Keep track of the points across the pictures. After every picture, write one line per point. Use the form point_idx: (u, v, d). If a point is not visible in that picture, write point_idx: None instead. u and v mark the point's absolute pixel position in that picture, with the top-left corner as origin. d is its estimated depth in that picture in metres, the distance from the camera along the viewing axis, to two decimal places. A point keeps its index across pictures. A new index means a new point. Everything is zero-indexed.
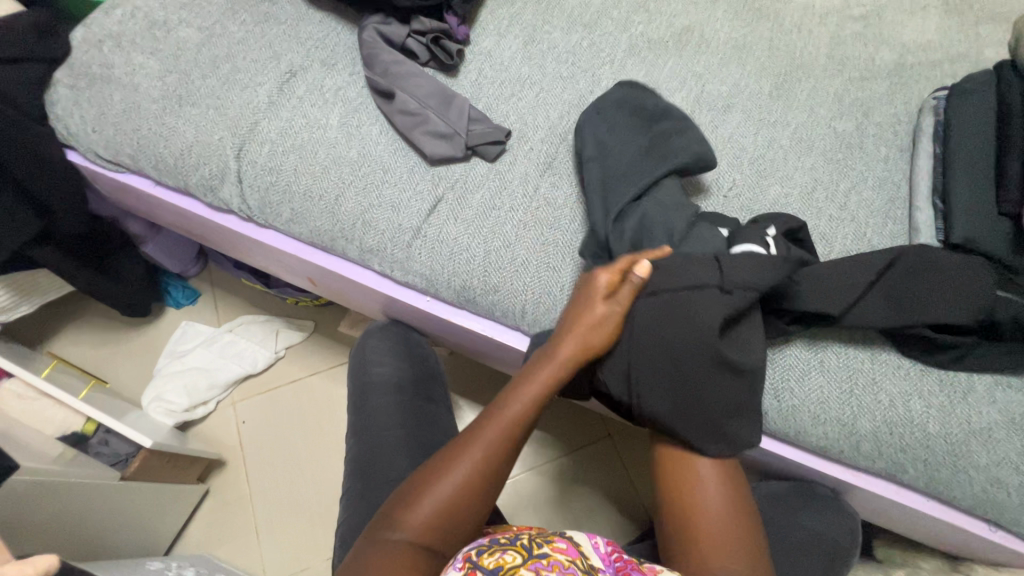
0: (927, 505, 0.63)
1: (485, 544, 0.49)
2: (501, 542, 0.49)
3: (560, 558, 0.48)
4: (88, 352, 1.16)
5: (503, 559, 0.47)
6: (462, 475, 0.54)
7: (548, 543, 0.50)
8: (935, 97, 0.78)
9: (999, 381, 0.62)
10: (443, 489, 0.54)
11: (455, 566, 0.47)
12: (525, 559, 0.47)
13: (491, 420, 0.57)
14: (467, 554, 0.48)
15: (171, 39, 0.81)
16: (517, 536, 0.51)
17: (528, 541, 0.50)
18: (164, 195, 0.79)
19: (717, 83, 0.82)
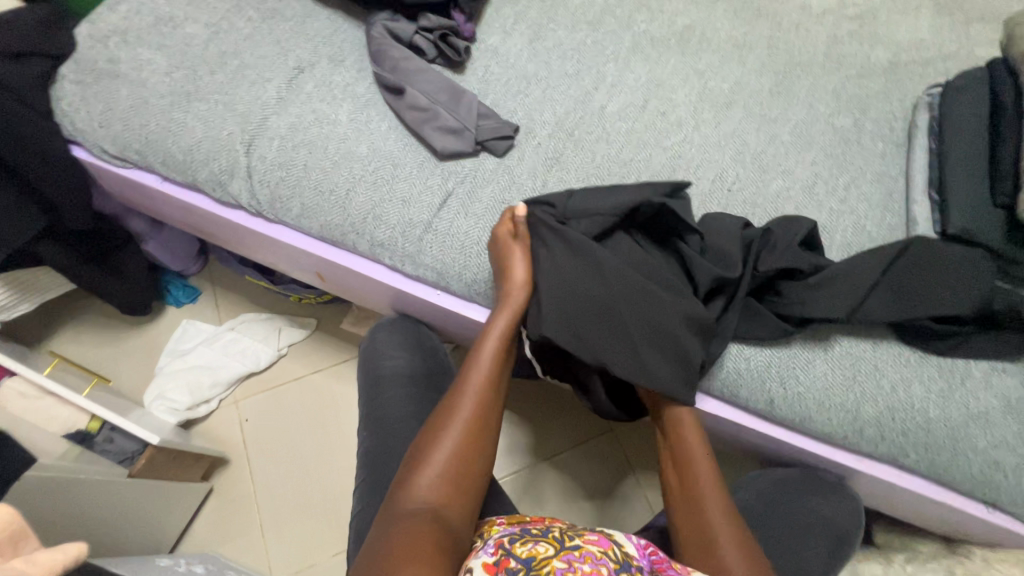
0: (927, 487, 0.65)
1: (518, 534, 0.51)
2: (534, 534, 0.51)
3: (591, 550, 0.48)
4: (88, 352, 1.15)
5: (535, 550, 0.48)
6: (457, 424, 0.59)
7: (579, 536, 0.50)
8: (928, 94, 0.81)
9: (994, 366, 0.65)
10: (447, 443, 0.57)
11: (488, 552, 0.49)
12: (557, 550, 0.47)
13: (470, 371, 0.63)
14: (500, 542, 0.50)
15: (178, 35, 0.81)
16: (549, 530, 0.52)
17: (560, 534, 0.50)
18: (171, 191, 0.78)
19: (719, 80, 0.84)
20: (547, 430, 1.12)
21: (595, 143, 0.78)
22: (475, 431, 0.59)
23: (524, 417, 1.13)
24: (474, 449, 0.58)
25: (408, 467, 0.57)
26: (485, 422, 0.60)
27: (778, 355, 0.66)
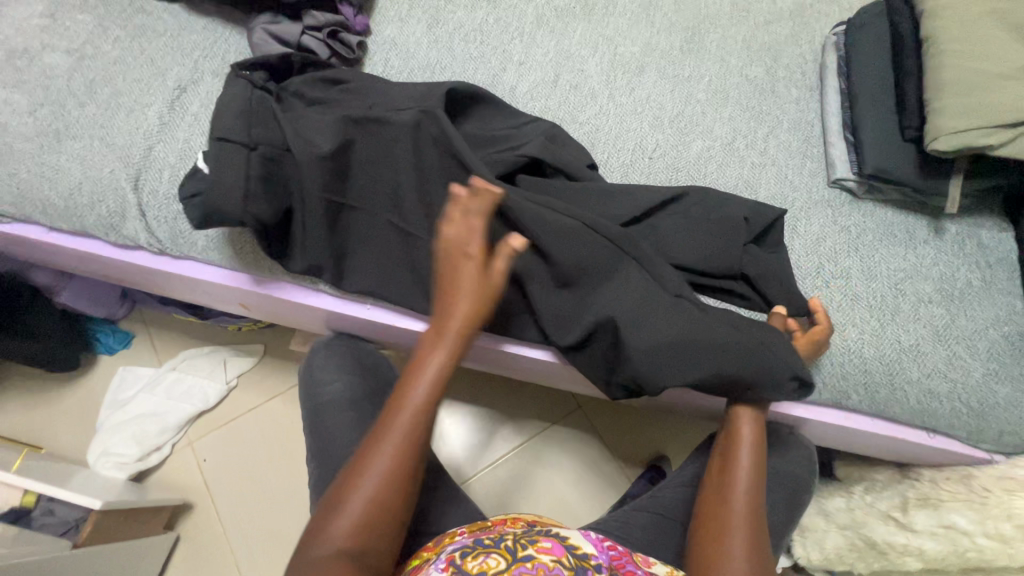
0: (872, 423, 0.67)
1: (470, 547, 0.49)
2: (486, 545, 0.49)
3: (544, 560, 0.47)
4: (20, 418, 1.07)
5: (487, 564, 0.47)
6: (354, 499, 0.48)
7: (532, 544, 0.49)
8: (834, 33, 0.80)
9: (920, 299, 0.66)
10: (355, 502, 0.48)
11: (439, 568, 0.48)
12: (508, 563, 0.47)
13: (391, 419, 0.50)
14: (451, 557, 0.49)
15: (36, 68, 0.73)
16: (502, 538, 0.51)
17: (512, 543, 0.49)
18: (60, 241, 0.71)
19: (629, 44, 0.81)
20: (515, 416, 1.12)
21: None
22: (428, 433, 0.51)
23: (492, 409, 1.12)
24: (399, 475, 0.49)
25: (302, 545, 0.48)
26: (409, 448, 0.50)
27: None
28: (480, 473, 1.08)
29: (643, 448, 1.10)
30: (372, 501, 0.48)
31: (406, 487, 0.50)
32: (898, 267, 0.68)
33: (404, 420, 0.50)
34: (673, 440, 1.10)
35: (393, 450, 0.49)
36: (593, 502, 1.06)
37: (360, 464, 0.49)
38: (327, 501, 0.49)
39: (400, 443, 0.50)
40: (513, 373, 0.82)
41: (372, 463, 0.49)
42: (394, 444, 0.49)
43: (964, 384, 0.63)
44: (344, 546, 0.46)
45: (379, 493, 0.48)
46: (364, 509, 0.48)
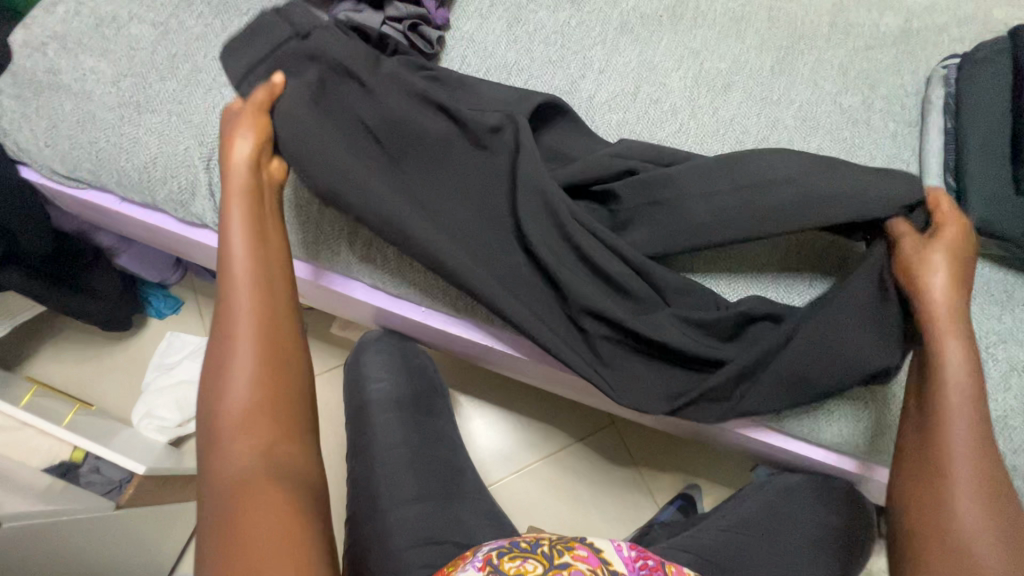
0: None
1: (506, 548, 0.51)
2: (522, 547, 0.51)
3: (581, 567, 0.49)
4: (72, 371, 1.11)
5: (524, 568, 0.48)
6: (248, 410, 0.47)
7: (568, 550, 0.50)
8: (944, 66, 0.74)
9: (1014, 366, 0.61)
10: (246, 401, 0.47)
11: (475, 567, 0.49)
12: (546, 568, 0.48)
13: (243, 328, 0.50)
14: (487, 557, 0.50)
15: (123, 38, 0.74)
16: (537, 543, 0.52)
17: (549, 548, 0.51)
18: (132, 212, 0.73)
19: (716, 61, 0.77)
20: (544, 426, 1.12)
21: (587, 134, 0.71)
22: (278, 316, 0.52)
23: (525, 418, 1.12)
24: (272, 349, 0.50)
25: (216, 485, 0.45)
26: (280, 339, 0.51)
27: None
28: (507, 478, 1.08)
29: (674, 473, 1.07)
30: (258, 379, 0.48)
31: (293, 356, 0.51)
32: (991, 330, 0.63)
33: (257, 322, 0.51)
34: (707, 470, 1.07)
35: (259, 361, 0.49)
36: (617, 521, 1.05)
37: (229, 333, 0.50)
38: (212, 368, 0.50)
39: (256, 319, 0.51)
40: (555, 388, 0.81)
41: (236, 335, 0.50)
42: (245, 321, 0.50)
43: None
44: (238, 434, 0.46)
45: (269, 374, 0.49)
46: (262, 402, 0.48)
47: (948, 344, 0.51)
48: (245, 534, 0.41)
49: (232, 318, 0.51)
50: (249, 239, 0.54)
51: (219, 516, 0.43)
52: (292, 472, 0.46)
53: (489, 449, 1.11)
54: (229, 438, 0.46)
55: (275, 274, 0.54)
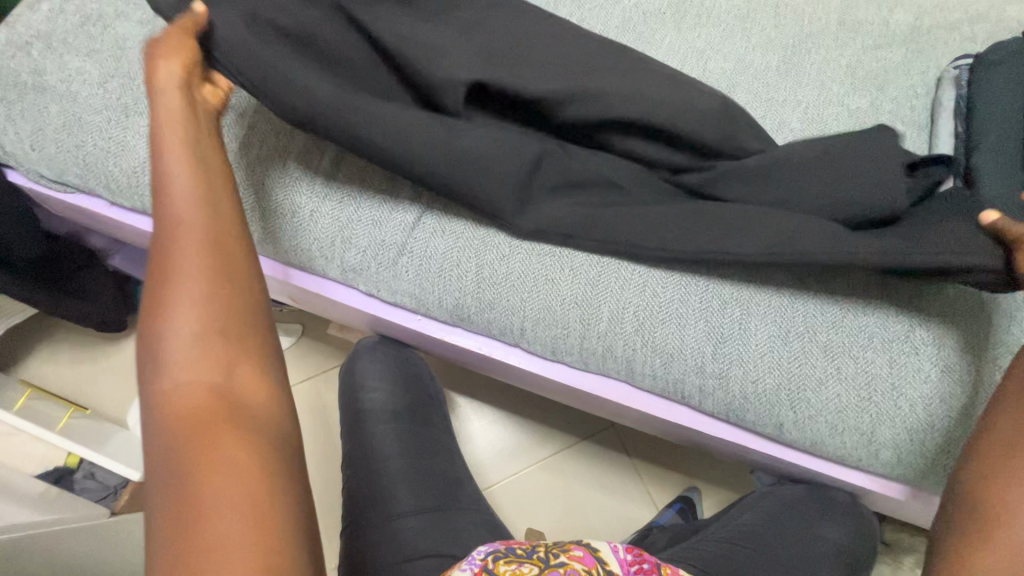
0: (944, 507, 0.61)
1: (501, 551, 0.51)
2: (519, 552, 0.51)
3: (576, 567, 0.49)
4: (67, 372, 1.10)
5: (519, 570, 0.48)
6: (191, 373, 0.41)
7: (564, 551, 0.50)
8: (955, 66, 0.72)
9: None
10: (190, 358, 0.42)
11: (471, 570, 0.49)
12: (542, 569, 0.48)
13: (181, 267, 0.44)
14: (483, 560, 0.50)
15: (109, 37, 0.72)
16: (534, 546, 0.52)
17: (545, 551, 0.51)
18: (122, 217, 0.71)
19: (720, 60, 0.75)
20: (543, 427, 1.11)
21: None
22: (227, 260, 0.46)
23: (524, 419, 1.11)
24: (218, 292, 0.44)
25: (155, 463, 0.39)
26: (238, 286, 0.46)
27: (788, 377, 0.60)
28: (506, 480, 1.08)
29: (674, 475, 1.07)
30: (203, 350, 0.42)
31: (236, 292, 0.45)
32: None
33: (202, 269, 0.45)
34: (707, 472, 1.06)
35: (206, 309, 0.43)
36: (616, 523, 1.04)
37: (164, 302, 0.43)
38: (149, 298, 0.44)
39: (199, 272, 0.44)
40: (554, 394, 0.80)
41: (174, 300, 0.43)
42: (183, 262, 0.44)
43: None
44: (186, 410, 0.40)
45: (212, 323, 0.43)
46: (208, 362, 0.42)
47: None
48: (204, 486, 0.37)
49: (170, 275, 0.44)
50: (188, 164, 0.48)
51: (164, 442, 0.39)
52: (251, 413, 0.41)
53: (488, 450, 1.11)
54: (176, 348, 0.42)
55: (226, 207, 0.48)
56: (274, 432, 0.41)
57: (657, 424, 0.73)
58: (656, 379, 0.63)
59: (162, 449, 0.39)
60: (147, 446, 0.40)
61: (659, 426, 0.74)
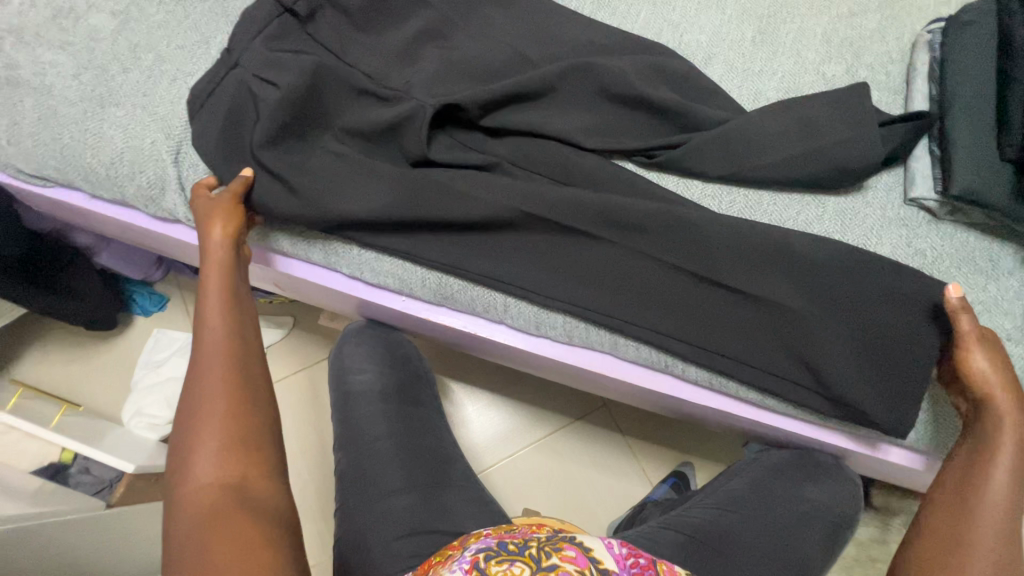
0: (909, 458, 0.63)
1: (493, 550, 0.49)
2: (510, 550, 0.49)
3: (568, 569, 0.46)
4: (60, 371, 1.11)
5: (510, 572, 0.46)
6: (202, 468, 0.47)
7: (557, 552, 0.48)
8: (929, 30, 0.72)
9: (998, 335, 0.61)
10: (205, 450, 0.48)
11: (461, 570, 0.47)
12: (532, 571, 0.46)
13: (206, 374, 0.52)
14: (474, 558, 0.48)
15: (82, 29, 0.71)
16: (526, 544, 0.50)
17: (536, 550, 0.49)
18: (102, 209, 0.71)
19: (696, 32, 0.75)
20: (536, 410, 1.12)
21: (564, 112, 0.69)
22: (240, 374, 0.52)
23: (518, 402, 1.12)
24: (237, 403, 0.51)
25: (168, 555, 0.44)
26: (250, 393, 0.52)
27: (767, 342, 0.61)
28: (501, 462, 1.09)
29: (668, 452, 1.08)
30: (221, 459, 0.47)
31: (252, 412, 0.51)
32: (975, 299, 0.62)
33: (221, 379, 0.51)
34: (700, 448, 1.08)
35: (220, 410, 0.50)
36: (612, 501, 1.05)
37: (197, 409, 0.50)
38: (180, 417, 0.51)
39: (227, 386, 0.51)
40: (542, 372, 0.81)
41: (200, 419, 0.49)
42: (209, 387, 0.51)
43: None
44: (197, 505, 0.45)
45: (233, 436, 0.49)
46: (217, 453, 0.48)
47: (1004, 445, 0.50)
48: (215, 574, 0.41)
49: (195, 386, 0.52)
50: (224, 304, 0.56)
51: (180, 533, 0.44)
52: (258, 502, 0.46)
53: (483, 434, 1.11)
54: (192, 447, 0.49)
55: (250, 335, 0.56)
56: (276, 521, 0.46)
57: (644, 397, 0.74)
58: (641, 349, 0.64)
59: (177, 548, 0.44)
60: (166, 540, 0.45)
61: (646, 399, 0.74)
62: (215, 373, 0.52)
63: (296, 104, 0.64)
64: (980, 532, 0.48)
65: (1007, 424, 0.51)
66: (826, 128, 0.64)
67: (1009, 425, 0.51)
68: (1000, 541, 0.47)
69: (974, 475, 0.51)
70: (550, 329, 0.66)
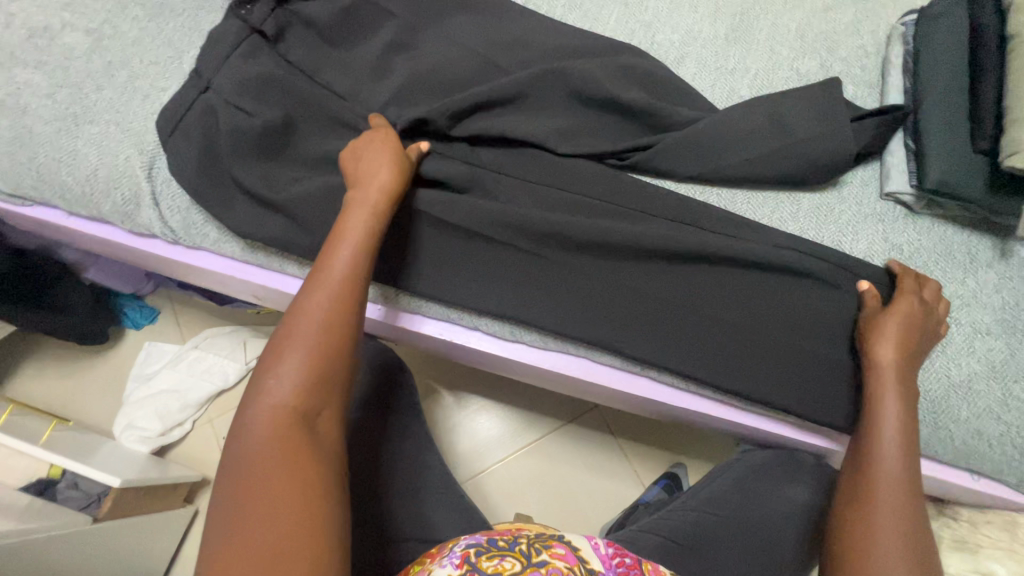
0: None
1: (484, 546, 0.49)
2: (501, 545, 0.49)
3: (558, 565, 0.47)
4: (53, 387, 1.12)
5: (501, 566, 0.46)
6: (280, 391, 0.47)
7: (546, 549, 0.49)
8: (903, 23, 0.71)
9: (977, 329, 0.60)
10: (286, 374, 0.48)
11: (453, 565, 0.48)
12: (524, 566, 0.47)
13: (299, 303, 0.52)
14: (465, 554, 0.48)
15: (56, 48, 0.72)
16: (515, 540, 0.50)
17: (527, 546, 0.49)
18: (80, 225, 0.72)
19: (669, 32, 0.75)
20: (525, 413, 1.11)
21: (535, 116, 0.69)
22: (334, 305, 0.52)
23: (508, 406, 1.12)
24: (323, 337, 0.50)
25: (232, 464, 0.45)
26: (339, 327, 0.51)
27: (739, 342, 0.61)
28: (492, 467, 1.09)
29: (659, 453, 1.07)
30: (304, 390, 0.48)
31: (337, 362, 0.50)
32: (954, 293, 0.62)
33: (311, 308, 0.51)
34: (692, 448, 1.07)
35: (306, 340, 0.50)
36: (604, 503, 1.05)
37: (286, 332, 0.50)
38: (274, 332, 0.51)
39: (319, 317, 0.51)
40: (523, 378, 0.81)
41: (292, 342, 0.49)
42: (305, 318, 0.51)
43: (1020, 427, 0.57)
44: (270, 428, 0.46)
45: (317, 371, 0.49)
46: (298, 381, 0.48)
47: (888, 401, 0.54)
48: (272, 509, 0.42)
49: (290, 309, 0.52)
50: (363, 238, 0.56)
51: (252, 449, 0.45)
52: (317, 443, 0.47)
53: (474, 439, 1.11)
54: (275, 367, 0.49)
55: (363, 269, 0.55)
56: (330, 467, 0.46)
57: (624, 400, 0.73)
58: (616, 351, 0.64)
59: (239, 459, 0.45)
60: (237, 449, 0.45)
61: (626, 401, 0.74)
62: (308, 301, 0.52)
63: (267, 118, 0.65)
64: (883, 486, 0.51)
65: (886, 377, 0.54)
66: (798, 124, 0.64)
67: (885, 373, 0.54)
68: (904, 486, 0.51)
69: (866, 434, 0.55)
70: (526, 334, 0.66)
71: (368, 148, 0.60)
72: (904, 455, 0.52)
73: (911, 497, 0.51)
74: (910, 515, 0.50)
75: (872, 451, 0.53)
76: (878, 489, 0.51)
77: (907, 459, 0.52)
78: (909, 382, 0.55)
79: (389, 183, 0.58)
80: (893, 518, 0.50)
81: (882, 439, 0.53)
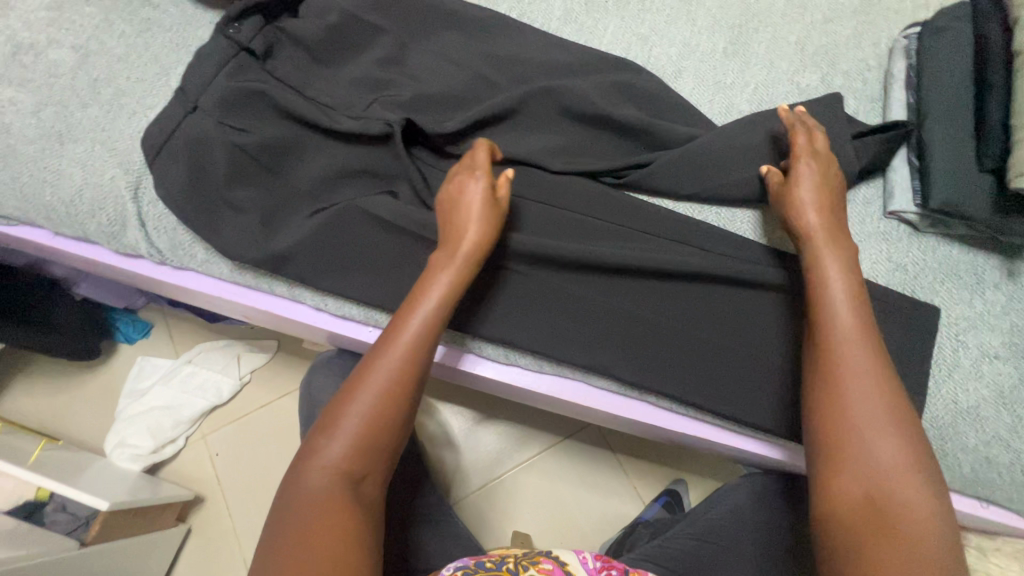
0: None
1: (471, 566, 0.47)
2: (488, 566, 0.48)
3: None
4: (44, 403, 1.10)
5: None
6: (342, 441, 0.47)
7: (535, 565, 0.48)
8: (905, 36, 0.70)
9: (985, 353, 0.58)
10: (350, 423, 0.48)
11: None
12: None
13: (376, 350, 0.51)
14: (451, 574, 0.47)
15: (42, 65, 0.71)
16: (503, 560, 0.49)
17: (514, 565, 0.48)
18: (66, 245, 0.70)
19: (666, 46, 0.73)
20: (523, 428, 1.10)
21: (529, 133, 0.67)
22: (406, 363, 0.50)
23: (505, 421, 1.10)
24: (391, 394, 0.49)
25: (281, 497, 0.46)
26: (407, 387, 0.50)
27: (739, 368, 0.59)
28: (490, 484, 1.07)
29: (659, 469, 1.05)
30: (362, 443, 0.47)
31: (397, 418, 0.49)
32: (960, 315, 0.60)
33: (386, 361, 0.50)
34: (692, 464, 1.05)
35: (375, 392, 0.49)
36: (603, 521, 1.03)
37: (359, 379, 0.50)
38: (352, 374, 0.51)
39: (396, 371, 0.50)
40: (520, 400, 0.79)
41: (364, 391, 0.49)
42: (383, 370, 0.50)
43: None
44: (322, 474, 0.46)
45: (378, 429, 0.48)
46: (358, 433, 0.47)
47: (830, 282, 0.52)
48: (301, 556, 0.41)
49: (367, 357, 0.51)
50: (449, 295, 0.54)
51: (302, 487, 0.45)
52: (361, 503, 0.46)
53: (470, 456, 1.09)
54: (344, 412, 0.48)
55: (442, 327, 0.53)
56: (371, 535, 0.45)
57: (623, 422, 0.71)
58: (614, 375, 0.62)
59: (290, 496, 0.45)
60: (289, 484, 0.46)
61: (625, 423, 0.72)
62: (381, 352, 0.51)
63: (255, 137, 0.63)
64: (853, 398, 0.47)
65: (824, 255, 0.53)
66: None
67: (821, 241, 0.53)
68: (879, 398, 0.47)
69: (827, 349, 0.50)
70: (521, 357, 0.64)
71: (465, 187, 0.57)
72: (868, 364, 0.48)
73: (900, 420, 0.46)
74: (893, 428, 0.46)
75: (839, 364, 0.49)
76: (849, 405, 0.47)
77: (873, 368, 0.48)
78: (846, 254, 0.53)
79: (482, 234, 0.55)
80: (882, 445, 0.45)
81: (845, 349, 0.49)
